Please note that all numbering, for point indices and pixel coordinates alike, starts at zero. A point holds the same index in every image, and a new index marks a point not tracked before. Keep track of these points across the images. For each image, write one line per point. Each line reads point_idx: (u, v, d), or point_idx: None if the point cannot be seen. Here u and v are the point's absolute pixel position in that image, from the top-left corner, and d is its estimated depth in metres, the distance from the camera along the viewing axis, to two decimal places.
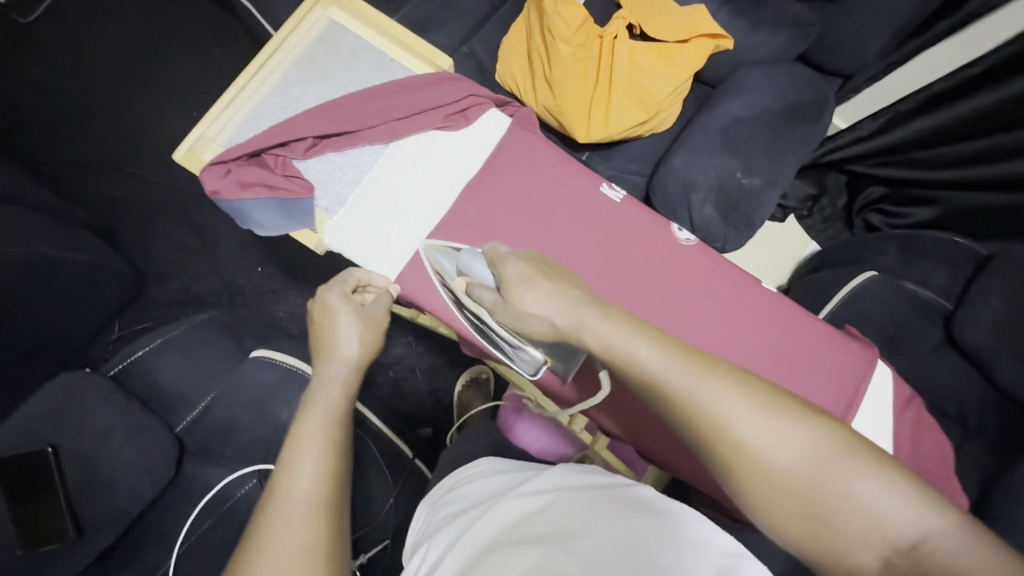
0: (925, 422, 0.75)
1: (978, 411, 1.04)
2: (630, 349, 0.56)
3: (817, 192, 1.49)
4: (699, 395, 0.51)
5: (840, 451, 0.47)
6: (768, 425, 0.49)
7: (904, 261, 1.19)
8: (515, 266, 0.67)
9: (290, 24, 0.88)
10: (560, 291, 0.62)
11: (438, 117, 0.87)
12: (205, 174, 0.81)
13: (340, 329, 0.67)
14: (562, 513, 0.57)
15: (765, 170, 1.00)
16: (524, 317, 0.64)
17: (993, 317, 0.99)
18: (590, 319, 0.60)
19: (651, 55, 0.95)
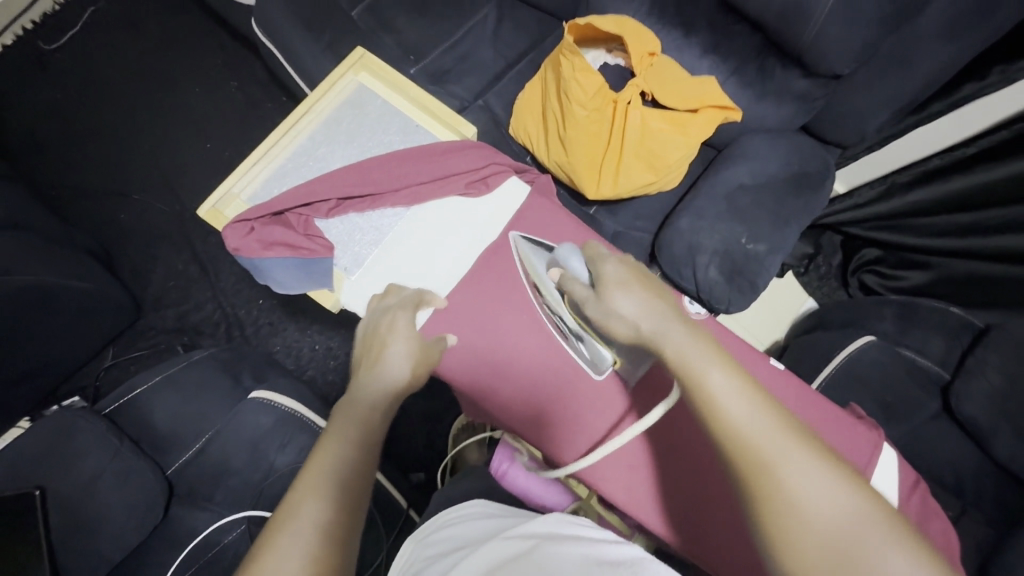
0: (931, 509, 0.73)
1: (976, 482, 1.05)
2: (703, 369, 0.52)
3: (814, 251, 1.52)
4: (758, 428, 0.48)
5: (882, 521, 0.44)
6: (820, 474, 0.45)
7: (901, 329, 1.21)
8: (614, 269, 0.64)
9: (323, 87, 0.91)
10: (652, 300, 0.60)
11: (461, 184, 0.89)
12: (229, 232, 0.83)
13: (392, 352, 0.69)
14: (543, 559, 0.51)
15: (769, 237, 1.02)
16: (613, 316, 0.61)
17: (989, 391, 1.01)
18: (669, 329, 0.57)
19: (663, 122, 0.97)
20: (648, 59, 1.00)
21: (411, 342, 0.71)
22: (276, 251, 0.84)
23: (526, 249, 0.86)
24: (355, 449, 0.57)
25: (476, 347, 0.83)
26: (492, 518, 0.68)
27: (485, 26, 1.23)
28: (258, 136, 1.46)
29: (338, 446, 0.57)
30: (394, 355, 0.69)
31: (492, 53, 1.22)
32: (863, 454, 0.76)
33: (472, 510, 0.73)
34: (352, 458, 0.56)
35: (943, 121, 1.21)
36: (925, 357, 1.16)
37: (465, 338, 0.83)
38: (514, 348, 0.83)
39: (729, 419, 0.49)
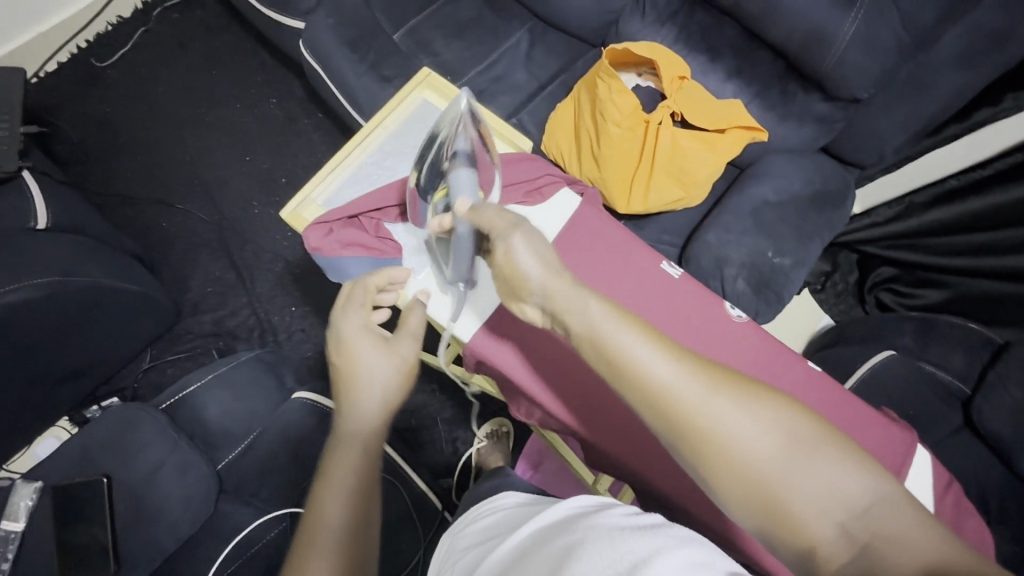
0: (965, 508, 0.76)
1: (1000, 496, 1.07)
2: (621, 345, 0.52)
3: (829, 269, 1.57)
4: (682, 385, 0.50)
5: (801, 438, 0.49)
6: (744, 410, 0.49)
7: (921, 344, 1.24)
8: (514, 233, 0.62)
9: (392, 101, 0.97)
10: (559, 273, 0.59)
11: (519, 193, 0.93)
12: (309, 233, 0.88)
13: (362, 370, 0.68)
14: (563, 539, 0.52)
15: (794, 251, 1.07)
16: (525, 270, 0.59)
17: (1012, 405, 1.06)
18: (574, 301, 0.56)
19: (692, 140, 1.02)
20: (678, 82, 1.06)
21: (370, 348, 0.69)
22: (352, 250, 0.88)
23: (577, 255, 0.90)
24: (345, 506, 0.62)
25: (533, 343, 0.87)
26: (525, 503, 0.71)
27: (519, 50, 1.30)
28: (296, 151, 1.53)
29: (325, 507, 0.61)
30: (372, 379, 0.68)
31: (526, 74, 1.29)
32: (899, 455, 0.79)
33: (507, 498, 0.74)
34: (345, 515, 0.61)
35: (962, 143, 1.26)
36: (945, 372, 1.19)
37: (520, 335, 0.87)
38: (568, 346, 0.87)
39: (660, 390, 0.50)
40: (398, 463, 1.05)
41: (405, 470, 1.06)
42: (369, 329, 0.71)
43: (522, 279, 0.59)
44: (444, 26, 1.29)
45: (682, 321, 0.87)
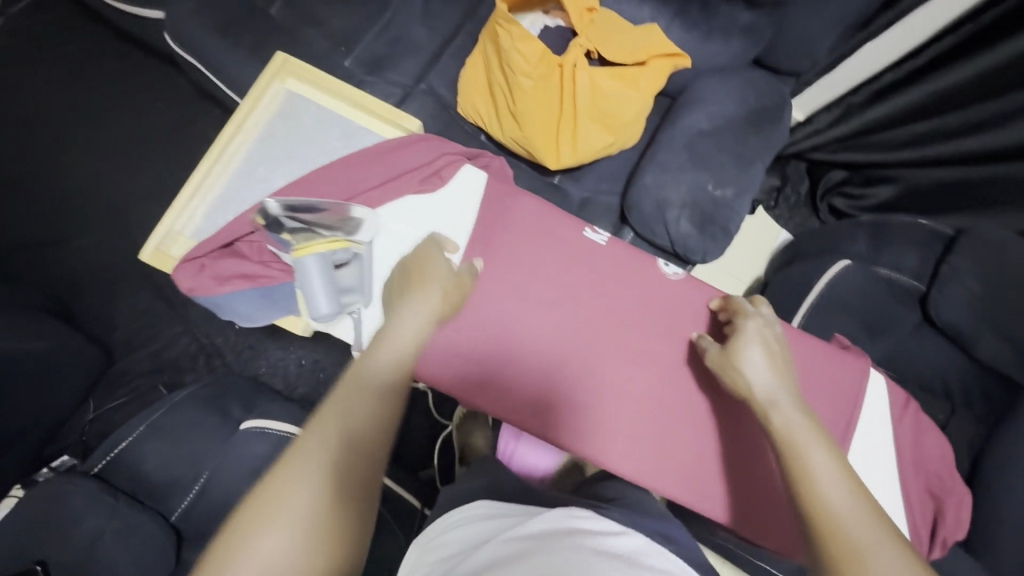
0: (924, 426, 0.77)
1: (963, 384, 1.16)
2: (808, 451, 0.57)
3: (779, 182, 1.57)
4: (846, 505, 0.52)
5: None
6: (908, 568, 0.47)
7: (875, 249, 1.22)
8: (756, 330, 0.72)
9: (248, 102, 0.90)
10: (781, 375, 0.67)
11: (414, 181, 0.86)
12: (179, 273, 0.79)
13: (433, 278, 0.70)
14: (547, 556, 0.53)
15: (735, 180, 1.01)
16: (739, 366, 0.69)
17: (967, 297, 1.08)
18: (779, 407, 0.63)
19: (613, 79, 0.94)
20: (588, 15, 0.97)
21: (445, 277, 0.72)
22: (231, 283, 0.79)
23: (500, 234, 0.86)
24: (366, 402, 0.55)
25: (461, 331, 0.82)
26: (496, 516, 0.69)
27: (413, 4, 1.17)
28: (198, 156, 1.39)
29: (349, 402, 0.55)
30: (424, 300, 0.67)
31: (425, 30, 1.16)
32: (853, 383, 0.78)
33: (477, 508, 0.73)
34: (364, 418, 0.54)
35: (891, 35, 1.21)
36: (901, 272, 1.19)
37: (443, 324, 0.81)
38: (500, 330, 0.82)
39: (829, 509, 0.52)
40: None
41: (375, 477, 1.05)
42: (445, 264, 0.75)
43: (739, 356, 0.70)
44: None
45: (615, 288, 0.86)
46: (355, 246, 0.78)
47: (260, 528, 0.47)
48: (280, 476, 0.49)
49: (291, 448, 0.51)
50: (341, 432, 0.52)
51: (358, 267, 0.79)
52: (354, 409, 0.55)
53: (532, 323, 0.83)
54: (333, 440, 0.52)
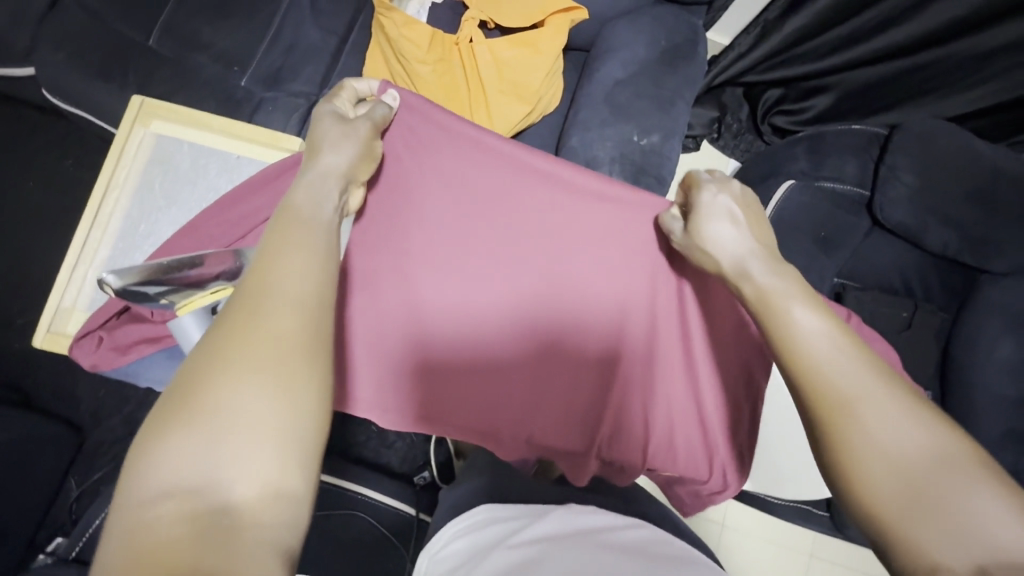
0: (867, 337, 0.77)
1: (919, 275, 1.21)
2: (786, 305, 0.50)
3: (718, 113, 1.54)
4: (836, 359, 0.45)
5: (963, 461, 0.39)
6: (910, 412, 0.42)
7: (815, 163, 1.21)
8: (718, 199, 0.61)
9: (114, 156, 0.89)
10: (751, 237, 0.58)
11: None
12: (79, 350, 0.74)
13: (321, 129, 0.57)
14: (569, 558, 0.50)
15: (659, 124, 0.98)
16: (709, 238, 0.60)
17: (908, 193, 1.10)
18: (751, 266, 0.55)
19: (512, 48, 0.91)
20: None
21: (342, 130, 0.58)
22: (132, 352, 0.72)
23: (412, 207, 0.72)
24: (306, 250, 0.44)
25: (383, 338, 0.71)
26: (499, 520, 0.62)
27: (300, 8, 1.11)
28: None
29: (280, 256, 0.42)
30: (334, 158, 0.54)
31: (316, 32, 1.11)
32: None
33: (479, 514, 0.65)
34: (310, 263, 0.43)
35: None
36: (844, 182, 1.18)
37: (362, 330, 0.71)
38: (434, 325, 0.71)
39: (816, 363, 0.46)
40: (351, 491, 1.05)
41: (366, 495, 1.05)
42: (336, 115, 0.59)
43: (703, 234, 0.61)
44: (203, 12, 1.08)
45: (561, 239, 0.72)
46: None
47: (213, 398, 0.36)
48: (227, 338, 0.38)
49: (220, 313, 0.40)
50: (283, 288, 0.41)
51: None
52: (289, 261, 0.42)
53: (469, 308, 0.71)
54: (283, 295, 0.40)
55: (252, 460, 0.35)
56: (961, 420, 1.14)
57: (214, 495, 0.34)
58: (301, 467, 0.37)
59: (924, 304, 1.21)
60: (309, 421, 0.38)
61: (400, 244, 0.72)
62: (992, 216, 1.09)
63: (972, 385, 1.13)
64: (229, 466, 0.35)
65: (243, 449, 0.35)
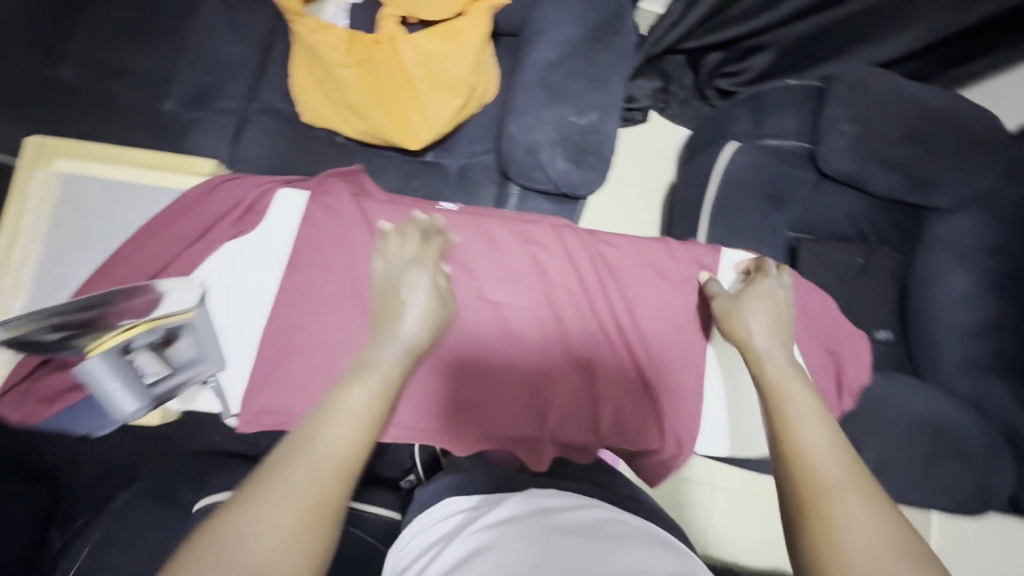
0: (807, 287, 0.78)
1: (871, 220, 1.23)
2: (795, 394, 0.57)
3: (662, 83, 1.55)
4: (825, 452, 0.52)
5: (907, 561, 0.44)
6: (877, 511, 0.47)
7: (757, 121, 1.21)
8: (774, 288, 0.71)
9: (17, 201, 0.84)
10: (779, 330, 0.66)
11: (228, 226, 0.71)
12: (4, 407, 0.71)
13: (415, 283, 0.61)
14: (517, 548, 0.52)
15: (595, 102, 0.98)
16: (747, 315, 0.68)
17: (846, 142, 1.11)
18: (774, 356, 0.62)
19: (434, 40, 0.89)
20: None
21: (433, 291, 0.62)
22: (59, 401, 0.69)
23: (336, 225, 0.72)
24: (377, 406, 0.50)
25: (307, 348, 0.69)
26: (457, 512, 0.64)
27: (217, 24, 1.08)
28: None
29: (338, 413, 0.49)
30: (407, 323, 0.57)
31: (239, 47, 1.08)
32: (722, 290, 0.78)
33: (456, 506, 0.66)
34: (365, 422, 0.49)
35: None
36: (785, 138, 1.19)
37: (292, 345, 0.68)
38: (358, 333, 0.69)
39: (807, 449, 0.52)
40: None
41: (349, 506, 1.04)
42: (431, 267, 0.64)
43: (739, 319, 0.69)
44: (114, 39, 1.05)
45: (484, 239, 0.76)
46: (166, 322, 0.61)
47: (241, 528, 0.41)
48: (281, 476, 0.44)
49: (279, 451, 0.46)
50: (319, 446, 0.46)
51: (195, 338, 0.65)
52: (347, 420, 0.49)
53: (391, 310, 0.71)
54: (337, 450, 0.47)
55: None
56: (923, 355, 1.17)
57: None
58: None
59: (878, 247, 1.23)
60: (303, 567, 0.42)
61: (328, 257, 0.71)
62: (930, 155, 1.11)
63: (931, 320, 1.15)
64: None
65: None
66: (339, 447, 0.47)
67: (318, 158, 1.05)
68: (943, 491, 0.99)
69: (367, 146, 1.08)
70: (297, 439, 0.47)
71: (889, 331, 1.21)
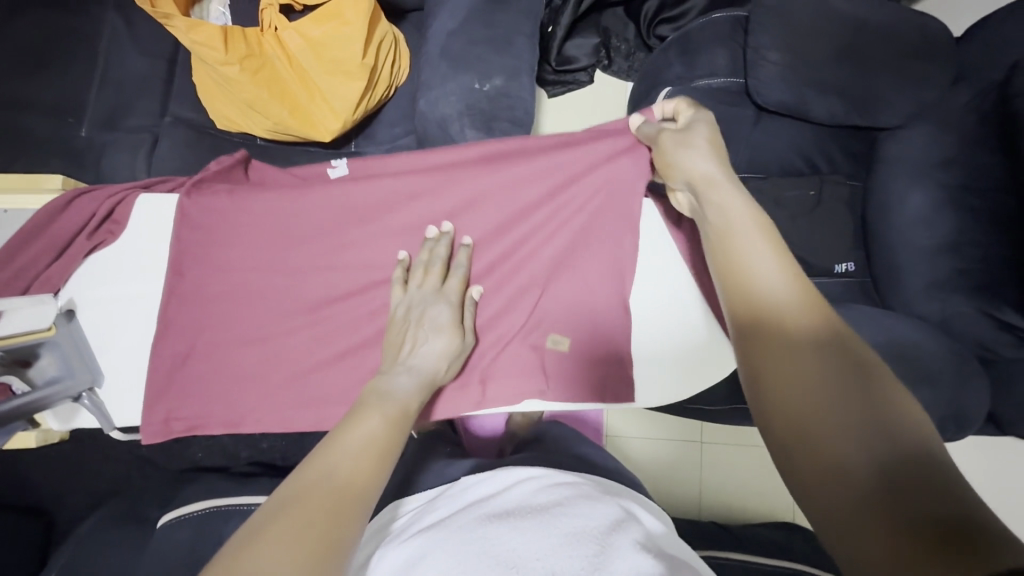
0: None
1: (822, 147, 1.18)
2: (738, 232, 0.57)
3: (601, 38, 1.50)
4: (773, 275, 0.52)
5: (854, 360, 0.44)
6: (819, 320, 0.47)
7: (688, 63, 1.17)
8: (699, 122, 0.68)
9: None
10: (722, 162, 0.64)
11: (83, 239, 0.79)
12: None
13: (434, 320, 0.72)
14: (441, 547, 0.49)
15: (500, 66, 0.94)
16: (683, 154, 0.65)
17: (777, 70, 1.06)
18: (718, 188, 0.61)
19: (319, 26, 0.87)
20: None
21: (446, 335, 0.71)
22: None
23: (222, 233, 0.80)
24: (387, 420, 0.58)
25: (201, 357, 0.78)
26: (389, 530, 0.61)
27: (122, 42, 1.07)
28: None
29: (352, 438, 0.54)
30: (424, 359, 0.68)
31: (144, 61, 1.07)
32: (619, 248, 0.80)
33: (409, 503, 0.67)
34: (377, 436, 0.55)
35: None
36: (717, 76, 1.15)
37: (196, 344, 0.78)
38: (251, 336, 0.79)
39: (755, 276, 0.53)
40: None
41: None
42: (451, 312, 0.73)
43: (673, 167, 0.67)
44: (20, 71, 1.04)
45: (362, 233, 0.81)
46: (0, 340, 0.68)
47: (255, 529, 0.42)
48: (301, 480, 0.48)
49: (303, 462, 0.50)
50: (331, 474, 0.49)
51: (56, 355, 0.74)
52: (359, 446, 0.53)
53: (276, 311, 0.80)
54: (347, 455, 0.51)
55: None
56: (889, 282, 1.12)
57: None
58: None
59: (830, 176, 1.18)
60: (326, 551, 0.42)
61: (218, 257, 0.80)
62: (870, 71, 1.06)
63: (891, 244, 1.10)
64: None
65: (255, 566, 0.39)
66: (353, 453, 0.52)
67: None
68: None
69: (286, 144, 1.06)
70: (318, 454, 0.51)
71: (850, 263, 1.17)
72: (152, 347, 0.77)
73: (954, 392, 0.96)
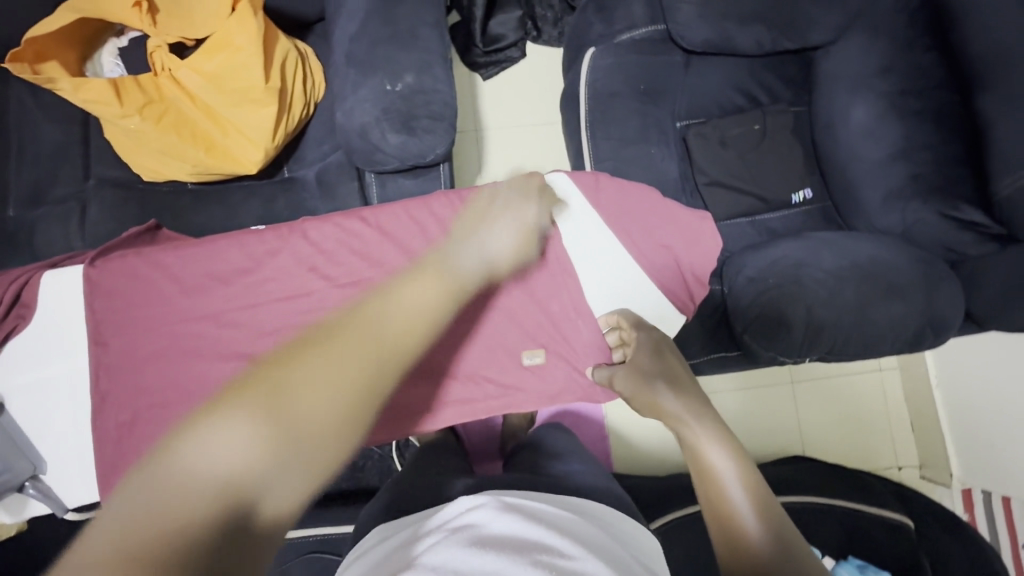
0: (621, 186, 0.88)
1: (758, 79, 1.15)
2: (695, 438, 0.64)
3: (522, 10, 1.48)
4: (728, 471, 0.59)
5: (791, 552, 0.52)
6: (761, 512, 0.55)
7: (607, 17, 1.13)
8: (642, 337, 0.80)
9: None
10: (678, 375, 0.73)
11: None
12: None
13: (517, 224, 0.77)
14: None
15: (408, 62, 0.91)
16: (642, 369, 0.75)
17: (695, 9, 1.03)
18: (671, 401, 0.70)
19: (211, 59, 0.85)
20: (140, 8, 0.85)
21: (515, 238, 0.76)
22: None
23: (141, 292, 0.80)
24: (448, 286, 0.62)
25: (148, 420, 0.77)
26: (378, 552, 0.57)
27: (28, 112, 1.04)
28: None
29: (407, 296, 0.58)
30: (494, 249, 0.73)
31: (55, 126, 1.04)
32: None
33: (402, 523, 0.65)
34: (432, 289, 0.60)
35: None
36: (639, 28, 1.11)
37: (138, 410, 0.77)
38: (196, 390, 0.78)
39: (712, 472, 0.60)
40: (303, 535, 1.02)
41: (312, 534, 1.02)
42: (520, 221, 0.77)
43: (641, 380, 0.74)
44: None
45: (289, 264, 0.82)
46: None
47: (304, 366, 0.48)
48: (358, 320, 0.54)
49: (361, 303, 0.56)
50: (386, 318, 0.55)
51: None
52: (397, 323, 0.54)
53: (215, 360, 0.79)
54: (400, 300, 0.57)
55: (303, 401, 0.46)
56: (848, 202, 1.10)
57: (266, 419, 0.44)
58: (326, 418, 0.46)
59: (772, 107, 1.15)
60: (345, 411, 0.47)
61: (143, 318, 0.79)
62: None
63: (842, 162, 1.08)
64: (291, 409, 0.45)
65: (310, 401, 0.46)
66: (408, 304, 0.57)
67: (169, 211, 1.02)
68: (886, 334, 0.94)
69: (214, 183, 1.04)
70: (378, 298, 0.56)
71: (807, 190, 1.15)
72: (95, 421, 0.77)
73: (925, 301, 0.95)
